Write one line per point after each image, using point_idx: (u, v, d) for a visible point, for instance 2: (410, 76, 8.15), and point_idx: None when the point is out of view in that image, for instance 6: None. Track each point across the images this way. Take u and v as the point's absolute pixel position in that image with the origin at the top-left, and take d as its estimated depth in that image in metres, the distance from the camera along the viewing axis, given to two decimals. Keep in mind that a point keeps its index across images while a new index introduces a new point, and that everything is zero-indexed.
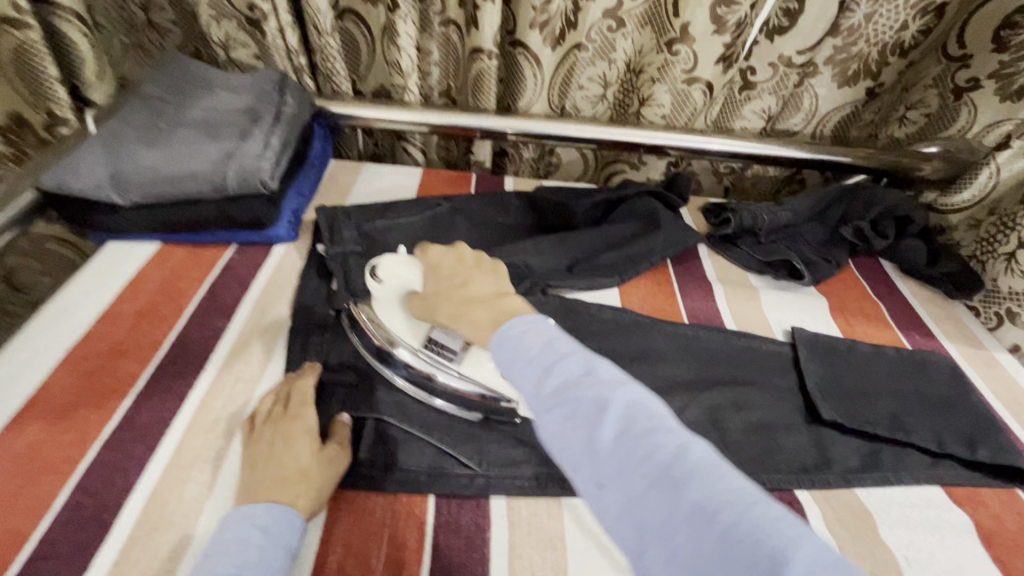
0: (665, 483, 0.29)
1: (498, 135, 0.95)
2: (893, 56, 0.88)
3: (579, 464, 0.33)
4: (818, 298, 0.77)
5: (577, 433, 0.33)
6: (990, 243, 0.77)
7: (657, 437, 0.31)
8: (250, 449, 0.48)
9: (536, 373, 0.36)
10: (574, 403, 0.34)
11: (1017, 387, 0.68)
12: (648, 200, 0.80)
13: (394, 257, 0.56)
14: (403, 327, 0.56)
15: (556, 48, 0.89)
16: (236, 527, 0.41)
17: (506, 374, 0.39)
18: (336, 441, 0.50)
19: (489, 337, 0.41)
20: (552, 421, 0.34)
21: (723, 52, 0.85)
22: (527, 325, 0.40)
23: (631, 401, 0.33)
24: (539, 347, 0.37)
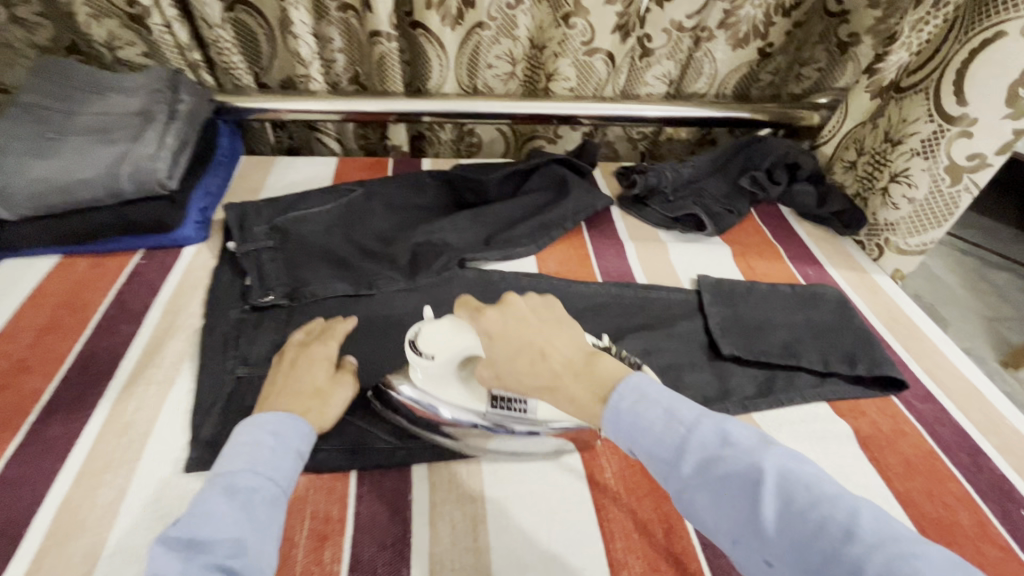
0: (842, 556, 0.30)
1: (412, 118, 0.96)
2: (778, 15, 0.93)
3: (736, 539, 0.35)
4: (721, 245, 0.83)
5: (736, 511, 0.35)
6: (869, 180, 0.83)
7: (823, 507, 0.33)
8: (274, 368, 0.54)
9: (671, 451, 0.38)
10: (725, 481, 0.35)
11: (897, 309, 0.76)
12: (558, 168, 0.83)
13: (434, 326, 0.49)
14: (463, 394, 0.51)
15: (456, 29, 0.89)
16: (246, 433, 0.44)
17: (628, 447, 0.40)
18: (345, 368, 0.55)
19: (597, 408, 0.41)
20: (700, 498, 0.36)
21: (617, 20, 0.88)
22: (636, 389, 0.41)
23: (783, 467, 0.35)
24: (664, 421, 0.39)
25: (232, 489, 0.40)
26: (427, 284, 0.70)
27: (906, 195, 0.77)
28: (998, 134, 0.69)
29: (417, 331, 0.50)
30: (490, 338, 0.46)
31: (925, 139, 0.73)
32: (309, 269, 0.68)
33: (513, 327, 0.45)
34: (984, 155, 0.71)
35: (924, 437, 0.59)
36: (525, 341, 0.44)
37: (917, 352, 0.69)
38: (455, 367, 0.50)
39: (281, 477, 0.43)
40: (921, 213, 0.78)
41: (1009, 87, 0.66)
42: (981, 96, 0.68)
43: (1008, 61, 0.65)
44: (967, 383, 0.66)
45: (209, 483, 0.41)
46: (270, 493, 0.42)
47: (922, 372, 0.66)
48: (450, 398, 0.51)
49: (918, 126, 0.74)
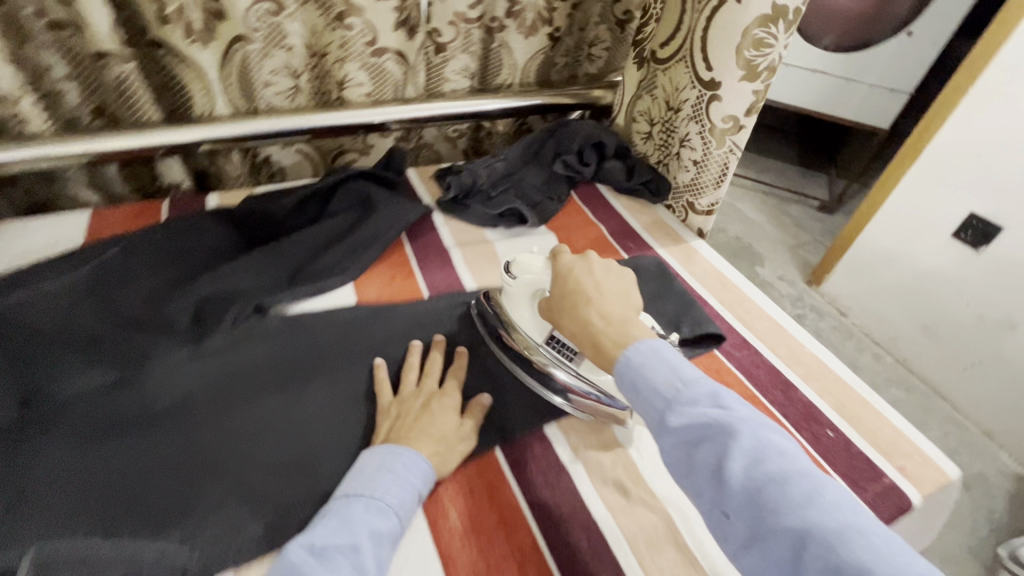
0: (796, 519, 0.34)
1: (185, 148, 0.82)
2: (557, 2, 0.95)
3: (703, 488, 0.39)
4: (547, 235, 0.82)
5: (709, 461, 0.38)
6: (666, 147, 0.88)
7: (794, 480, 0.36)
8: (406, 401, 0.55)
9: (663, 403, 0.42)
10: (703, 437, 0.39)
11: (708, 265, 0.81)
12: (360, 182, 0.75)
13: (532, 257, 0.61)
14: (530, 323, 0.60)
15: (211, 46, 0.77)
16: (375, 462, 0.48)
17: (629, 396, 0.45)
18: (473, 417, 0.56)
19: (616, 357, 0.47)
20: (676, 447, 0.40)
21: (396, 16, 0.82)
22: (647, 349, 0.45)
23: (761, 437, 0.38)
24: (665, 375, 0.43)
25: (349, 521, 0.43)
26: (220, 347, 0.58)
27: (693, 158, 0.82)
28: (742, 95, 0.73)
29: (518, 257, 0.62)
30: (556, 278, 0.55)
31: (693, 105, 0.79)
32: (47, 364, 0.53)
33: (571, 275, 0.55)
34: (736, 117, 0.75)
35: (744, 384, 0.63)
36: (573, 291, 0.53)
37: (728, 302, 0.74)
38: (533, 295, 0.61)
39: (402, 508, 0.46)
40: (710, 171, 0.81)
41: (738, 50, 0.70)
42: (720, 61, 0.73)
43: (732, 25, 0.70)
44: (773, 322, 0.72)
45: (338, 504, 0.45)
46: (388, 527, 0.44)
47: (735, 322, 0.71)
48: (518, 321, 0.61)
49: (687, 93, 0.80)
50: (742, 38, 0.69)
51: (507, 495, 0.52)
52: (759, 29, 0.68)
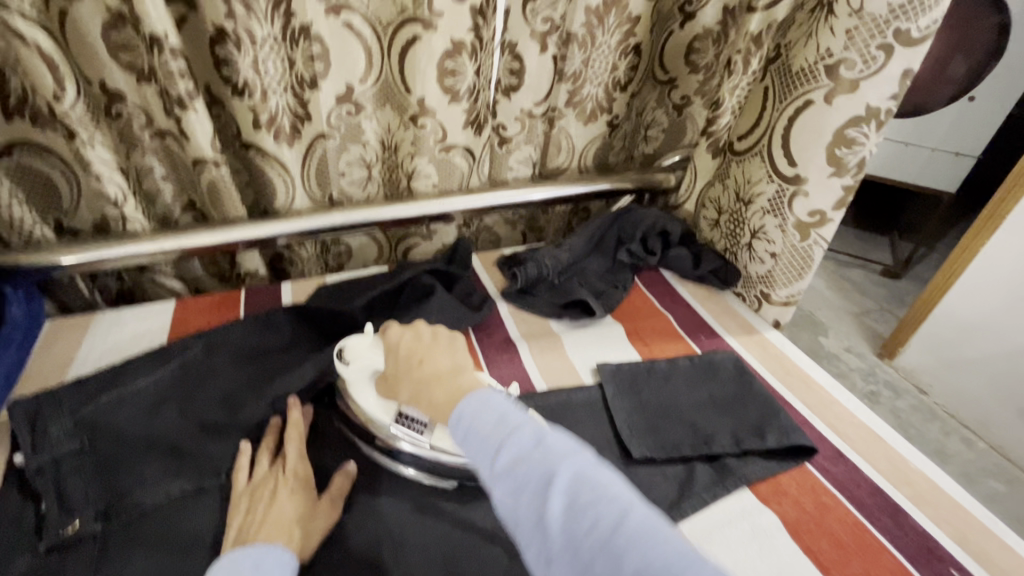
0: (605, 552, 0.36)
1: (263, 241, 0.85)
2: (617, 92, 0.97)
3: (529, 532, 0.39)
4: (613, 325, 0.80)
5: (532, 502, 0.39)
6: (735, 237, 0.85)
7: (602, 508, 0.38)
8: (251, 496, 0.53)
9: (491, 450, 0.43)
10: (527, 477, 0.41)
11: (787, 360, 0.77)
12: (427, 277, 0.77)
13: (360, 339, 0.63)
14: (375, 403, 0.59)
15: (295, 145, 0.82)
16: (226, 569, 0.45)
17: (462, 447, 0.45)
18: (330, 489, 0.55)
19: (450, 409, 0.48)
20: (506, 491, 0.41)
21: (466, 116, 0.85)
22: (479, 402, 0.47)
23: (576, 474, 0.40)
24: (493, 424, 0.44)
25: None
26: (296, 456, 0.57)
27: (769, 250, 0.80)
28: (830, 190, 0.72)
29: (347, 343, 0.63)
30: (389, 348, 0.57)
31: (771, 198, 0.76)
32: (132, 471, 0.54)
33: (400, 346, 0.56)
34: (823, 211, 0.73)
35: (844, 504, 0.57)
36: (406, 357, 0.54)
37: (814, 405, 0.69)
38: (369, 374, 0.61)
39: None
40: (787, 263, 0.79)
41: (828, 147, 0.69)
42: (805, 156, 0.71)
43: (820, 126, 0.68)
44: (869, 430, 0.66)
45: None
46: None
47: (824, 429, 0.66)
48: (364, 402, 0.59)
49: (762, 186, 0.77)
50: (832, 138, 0.68)
51: None
52: (850, 130, 0.67)
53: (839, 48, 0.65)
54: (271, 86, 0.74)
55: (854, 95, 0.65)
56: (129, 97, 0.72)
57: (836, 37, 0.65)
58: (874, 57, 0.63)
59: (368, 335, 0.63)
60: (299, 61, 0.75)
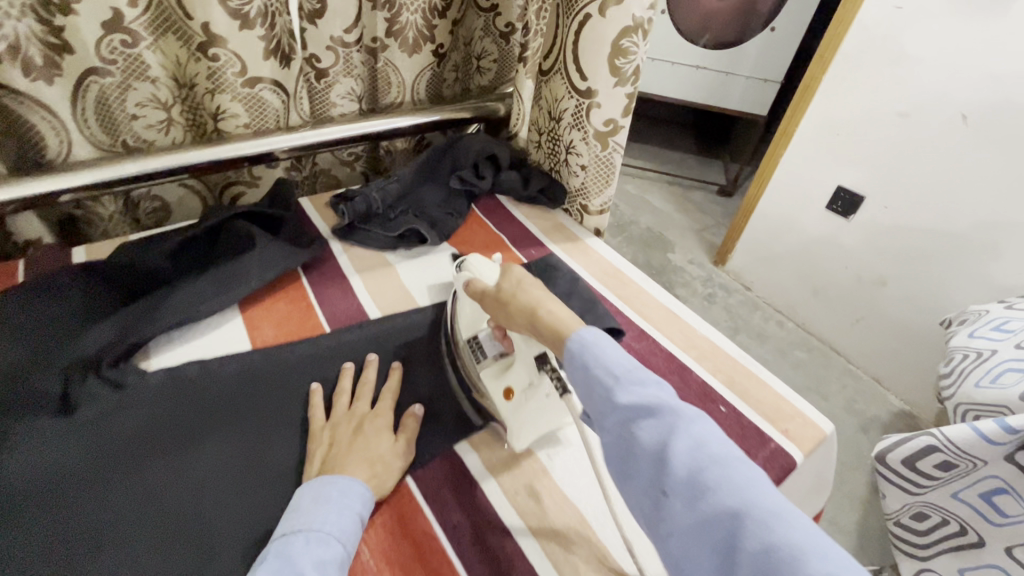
0: (735, 500, 0.36)
1: (40, 201, 0.74)
2: (436, 19, 0.95)
3: (645, 465, 0.40)
4: (449, 251, 0.83)
5: (652, 437, 0.40)
6: (554, 154, 0.91)
7: (727, 470, 0.37)
8: (330, 431, 0.56)
9: (612, 384, 0.43)
10: (643, 413, 0.41)
11: (607, 264, 0.85)
12: (244, 222, 0.71)
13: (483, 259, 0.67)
14: (472, 316, 0.66)
15: (58, 82, 0.71)
16: (311, 496, 0.48)
17: (574, 376, 0.47)
18: (406, 432, 0.58)
19: (566, 336, 0.50)
20: (618, 422, 0.42)
21: (265, 45, 0.78)
22: (600, 336, 0.48)
23: (703, 432, 0.40)
24: (618, 362, 0.45)
25: (272, 560, 0.43)
26: (95, 417, 0.54)
27: (580, 163, 0.86)
28: (617, 99, 0.79)
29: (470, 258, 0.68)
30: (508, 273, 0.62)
31: (573, 114, 0.82)
32: None
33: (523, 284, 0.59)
34: (614, 119, 0.80)
35: None
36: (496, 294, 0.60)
37: (626, 297, 0.79)
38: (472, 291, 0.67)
39: (346, 535, 0.46)
40: (595, 174, 0.86)
41: (608, 59, 0.75)
42: (592, 69, 0.76)
43: (600, 38, 0.74)
44: (666, 310, 0.77)
45: (280, 542, 0.45)
46: (333, 552, 0.44)
47: (634, 315, 0.75)
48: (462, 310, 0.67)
49: (566, 103, 0.83)
50: (610, 49, 0.74)
51: (427, 518, 0.53)
52: (623, 41, 0.73)
53: None
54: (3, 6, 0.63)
55: (620, 6, 0.70)
56: None
57: None
58: None
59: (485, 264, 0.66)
60: None
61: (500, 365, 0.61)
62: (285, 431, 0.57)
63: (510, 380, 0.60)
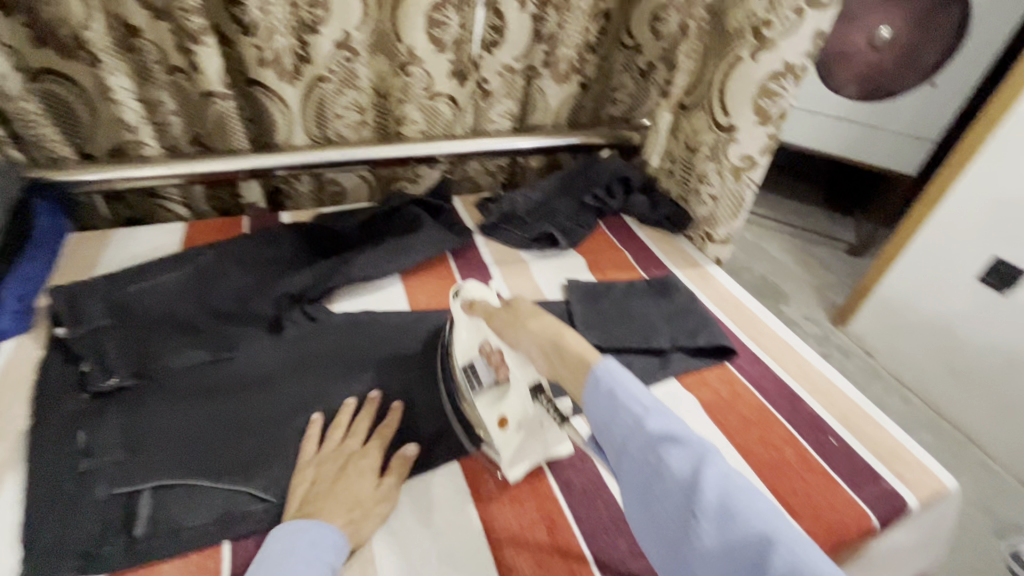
0: (763, 526, 0.37)
1: (263, 173, 0.95)
2: (590, 54, 1.06)
3: (671, 490, 0.41)
4: (576, 257, 0.91)
5: (680, 465, 0.42)
6: (686, 181, 0.97)
7: (752, 501, 0.39)
8: (314, 469, 0.55)
9: (637, 411, 0.45)
10: (667, 438, 0.43)
11: (725, 290, 0.88)
12: (414, 208, 0.86)
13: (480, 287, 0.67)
14: (464, 340, 0.64)
15: (296, 84, 0.91)
16: (282, 541, 0.48)
17: (594, 403, 0.47)
18: (392, 473, 0.57)
19: (586, 363, 0.49)
20: (643, 450, 0.43)
21: (450, 66, 0.94)
22: (619, 366, 0.48)
23: (721, 461, 0.42)
24: (641, 391, 0.46)
25: None
26: (295, 337, 0.69)
27: (710, 194, 0.92)
28: (756, 137, 0.83)
29: (464, 285, 0.67)
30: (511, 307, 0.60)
31: (712, 145, 0.87)
32: (158, 345, 0.64)
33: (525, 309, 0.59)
34: (752, 156, 0.85)
35: (754, 393, 0.69)
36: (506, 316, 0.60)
37: (741, 322, 0.81)
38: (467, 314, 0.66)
39: None
40: (725, 205, 0.91)
41: (753, 99, 0.80)
42: (736, 108, 0.82)
43: (748, 79, 0.79)
44: (783, 342, 0.78)
45: None
46: None
47: (748, 339, 0.78)
48: (456, 338, 0.64)
49: (705, 136, 0.89)
50: (757, 90, 0.79)
51: (538, 472, 0.61)
52: (773, 83, 0.78)
53: (761, 10, 0.75)
54: (276, 26, 0.83)
55: (772, 51, 0.76)
56: (145, 33, 0.80)
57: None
58: (787, 17, 0.73)
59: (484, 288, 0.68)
60: (303, 6, 0.84)
61: (498, 391, 0.61)
62: (427, 379, 0.67)
63: (507, 408, 0.60)
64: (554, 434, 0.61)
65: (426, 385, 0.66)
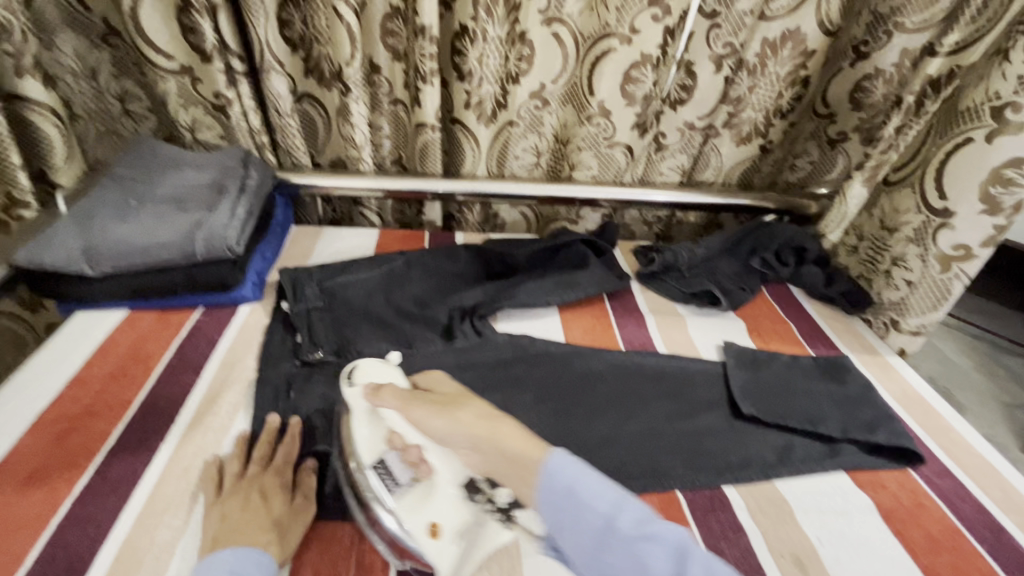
0: None
1: (446, 196, 1.07)
2: (777, 119, 1.04)
3: None
4: (736, 320, 0.88)
5: (662, 567, 0.39)
6: (872, 263, 0.91)
7: None
8: (225, 502, 0.53)
9: (607, 510, 0.41)
10: (642, 540, 0.40)
11: (908, 385, 0.79)
12: (581, 247, 0.90)
13: (376, 364, 0.59)
14: (370, 436, 0.55)
15: (491, 125, 1.01)
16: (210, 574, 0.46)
17: (553, 504, 0.43)
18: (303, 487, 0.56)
19: (537, 468, 0.44)
20: (619, 557, 0.40)
21: (635, 119, 0.99)
22: (575, 463, 0.44)
23: (701, 554, 0.39)
24: (598, 480, 0.42)
25: None
26: (465, 346, 0.75)
27: (906, 278, 0.84)
28: (980, 227, 0.76)
29: (359, 362, 0.60)
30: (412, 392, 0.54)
31: (917, 227, 0.82)
32: (354, 331, 0.74)
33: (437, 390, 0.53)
34: (969, 247, 0.77)
35: (945, 510, 0.61)
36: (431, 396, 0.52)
37: (930, 427, 0.72)
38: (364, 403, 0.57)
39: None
40: (924, 293, 0.83)
41: (981, 185, 0.74)
42: (958, 191, 0.76)
43: (979, 163, 0.74)
44: (982, 460, 0.68)
45: None
46: None
47: (937, 447, 0.69)
48: (359, 436, 0.55)
49: (909, 216, 0.83)
50: (988, 175, 0.73)
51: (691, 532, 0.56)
52: (1009, 169, 0.72)
53: (1009, 92, 0.70)
54: (486, 76, 0.93)
55: (1017, 137, 0.70)
56: (384, 71, 0.95)
57: (1006, 81, 0.70)
58: None
59: (381, 362, 0.60)
60: (512, 59, 0.94)
61: (419, 491, 0.51)
62: (580, 410, 0.69)
63: (433, 512, 0.50)
64: (498, 536, 0.48)
65: (577, 418, 0.68)
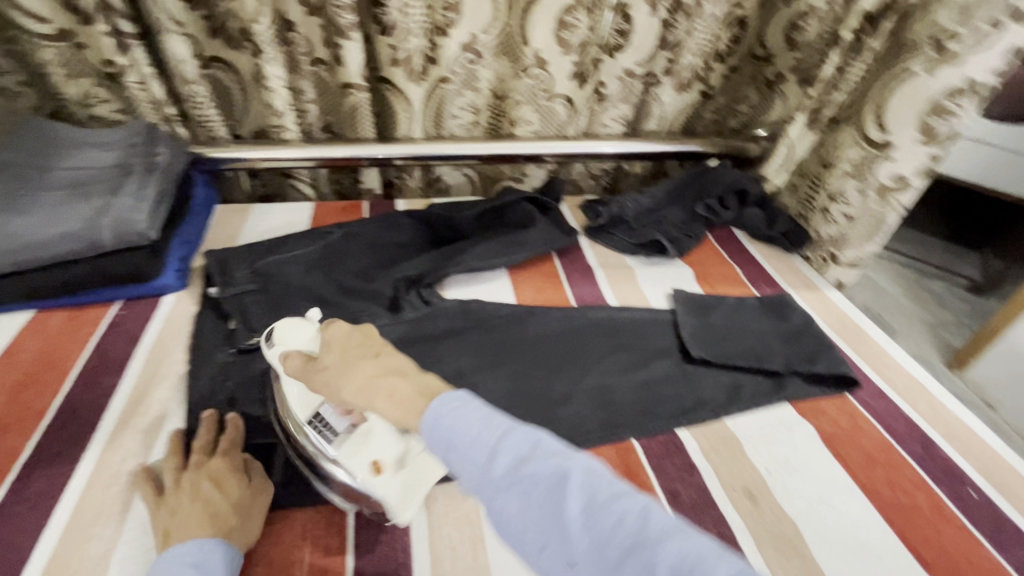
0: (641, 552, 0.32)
1: (383, 162, 1.01)
2: (715, 62, 1.03)
3: (540, 536, 0.36)
4: (683, 267, 0.89)
5: (539, 498, 0.37)
6: (809, 202, 0.94)
7: (621, 504, 0.35)
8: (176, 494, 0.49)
9: (484, 454, 0.39)
10: (529, 477, 0.37)
11: (844, 315, 0.83)
12: (526, 205, 0.87)
13: (294, 323, 0.58)
14: (297, 398, 0.56)
15: (422, 83, 0.95)
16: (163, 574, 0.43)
17: (444, 455, 0.41)
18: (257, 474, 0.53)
19: (418, 419, 0.43)
20: (505, 497, 0.38)
21: (574, 69, 0.96)
22: (455, 403, 0.42)
23: (586, 472, 0.37)
24: (481, 422, 0.41)
25: None
26: (414, 318, 0.72)
27: (843, 213, 0.87)
28: (915, 158, 0.79)
29: (276, 325, 0.59)
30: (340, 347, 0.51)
31: (856, 162, 0.84)
32: (292, 312, 0.70)
33: (354, 338, 0.51)
34: (906, 177, 0.81)
35: (878, 429, 0.65)
36: (361, 347, 0.50)
37: (865, 353, 0.76)
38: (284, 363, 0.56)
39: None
40: (861, 226, 0.86)
41: (920, 116, 0.76)
42: (899, 122, 0.78)
43: (919, 94, 0.75)
44: (912, 379, 0.72)
45: None
46: None
47: (872, 372, 0.73)
48: (289, 396, 0.56)
49: (847, 151, 0.85)
50: (928, 106, 0.75)
51: (648, 475, 0.58)
52: (949, 99, 0.74)
53: (951, 23, 0.71)
54: (412, 27, 0.87)
55: (956, 66, 0.72)
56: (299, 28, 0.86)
57: (948, 11, 0.71)
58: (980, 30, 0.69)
59: (301, 321, 0.59)
60: (438, 9, 0.87)
61: (356, 436, 0.53)
62: (535, 372, 0.68)
63: (376, 449, 0.52)
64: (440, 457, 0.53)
65: (531, 380, 0.67)
